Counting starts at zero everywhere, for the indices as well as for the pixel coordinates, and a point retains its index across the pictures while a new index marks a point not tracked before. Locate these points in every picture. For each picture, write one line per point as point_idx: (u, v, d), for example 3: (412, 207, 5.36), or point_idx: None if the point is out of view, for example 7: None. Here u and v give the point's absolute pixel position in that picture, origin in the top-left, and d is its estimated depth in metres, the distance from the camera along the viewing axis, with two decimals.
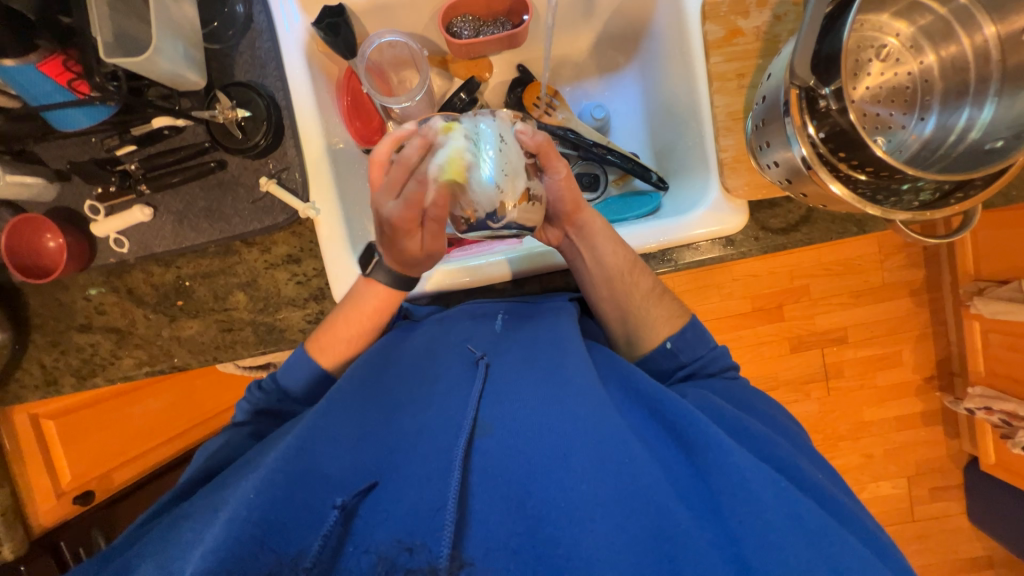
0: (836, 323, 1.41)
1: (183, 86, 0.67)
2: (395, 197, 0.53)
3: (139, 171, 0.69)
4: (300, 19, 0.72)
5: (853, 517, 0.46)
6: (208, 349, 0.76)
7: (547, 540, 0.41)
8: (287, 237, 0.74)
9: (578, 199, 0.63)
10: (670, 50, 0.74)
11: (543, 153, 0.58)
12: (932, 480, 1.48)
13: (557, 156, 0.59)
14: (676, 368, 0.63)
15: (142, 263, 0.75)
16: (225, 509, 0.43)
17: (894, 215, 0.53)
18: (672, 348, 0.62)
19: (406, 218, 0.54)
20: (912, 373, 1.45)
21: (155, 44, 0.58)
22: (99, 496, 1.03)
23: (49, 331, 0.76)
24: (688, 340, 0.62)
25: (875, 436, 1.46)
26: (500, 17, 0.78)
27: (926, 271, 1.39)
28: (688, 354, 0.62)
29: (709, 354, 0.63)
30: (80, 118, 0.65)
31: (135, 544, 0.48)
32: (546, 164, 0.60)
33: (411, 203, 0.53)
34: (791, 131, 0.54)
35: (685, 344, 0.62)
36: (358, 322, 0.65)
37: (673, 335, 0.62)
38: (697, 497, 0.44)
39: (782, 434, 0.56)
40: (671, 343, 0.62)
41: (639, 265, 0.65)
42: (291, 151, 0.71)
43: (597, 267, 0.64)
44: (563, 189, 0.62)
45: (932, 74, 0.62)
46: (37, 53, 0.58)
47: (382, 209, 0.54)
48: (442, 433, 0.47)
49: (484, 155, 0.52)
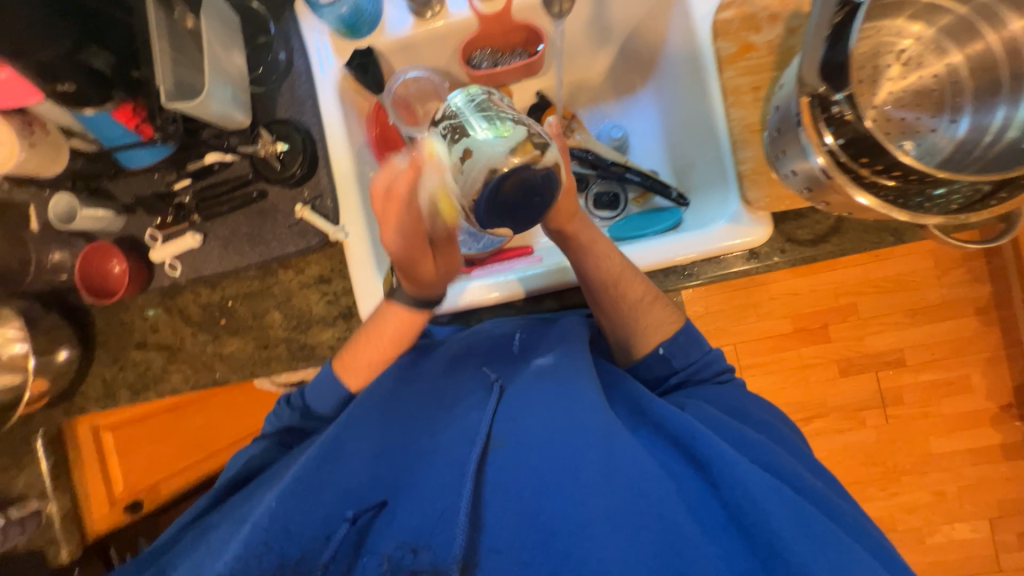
0: (892, 343, 1.31)
1: (231, 126, 0.74)
2: (393, 227, 0.54)
3: (192, 203, 0.77)
4: (334, 61, 0.79)
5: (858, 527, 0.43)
6: (246, 364, 0.81)
7: (558, 554, 0.40)
8: (320, 259, 0.79)
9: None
10: (684, 69, 0.75)
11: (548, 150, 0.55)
12: (1019, 524, 1.31)
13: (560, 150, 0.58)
14: (669, 373, 0.61)
15: (192, 285, 0.82)
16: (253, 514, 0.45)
17: (926, 220, 0.50)
18: (664, 354, 0.61)
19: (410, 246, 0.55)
20: (985, 400, 1.31)
21: (206, 89, 0.66)
22: (146, 505, 1.12)
23: (111, 347, 0.84)
24: (680, 346, 0.61)
25: (945, 471, 1.32)
26: (517, 48, 0.82)
27: (991, 288, 1.28)
28: (681, 359, 0.61)
29: (703, 358, 0.61)
30: (145, 156, 0.74)
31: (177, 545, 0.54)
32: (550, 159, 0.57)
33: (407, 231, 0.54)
34: (806, 142, 0.53)
35: (676, 350, 0.61)
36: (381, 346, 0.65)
37: (664, 341, 0.61)
38: (704, 508, 0.41)
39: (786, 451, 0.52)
40: (664, 348, 0.61)
41: (629, 273, 0.62)
42: (324, 179, 0.76)
43: (585, 281, 0.62)
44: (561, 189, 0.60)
45: (961, 74, 0.60)
46: (112, 101, 0.65)
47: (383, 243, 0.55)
48: (458, 448, 0.49)
49: (478, 127, 0.47)
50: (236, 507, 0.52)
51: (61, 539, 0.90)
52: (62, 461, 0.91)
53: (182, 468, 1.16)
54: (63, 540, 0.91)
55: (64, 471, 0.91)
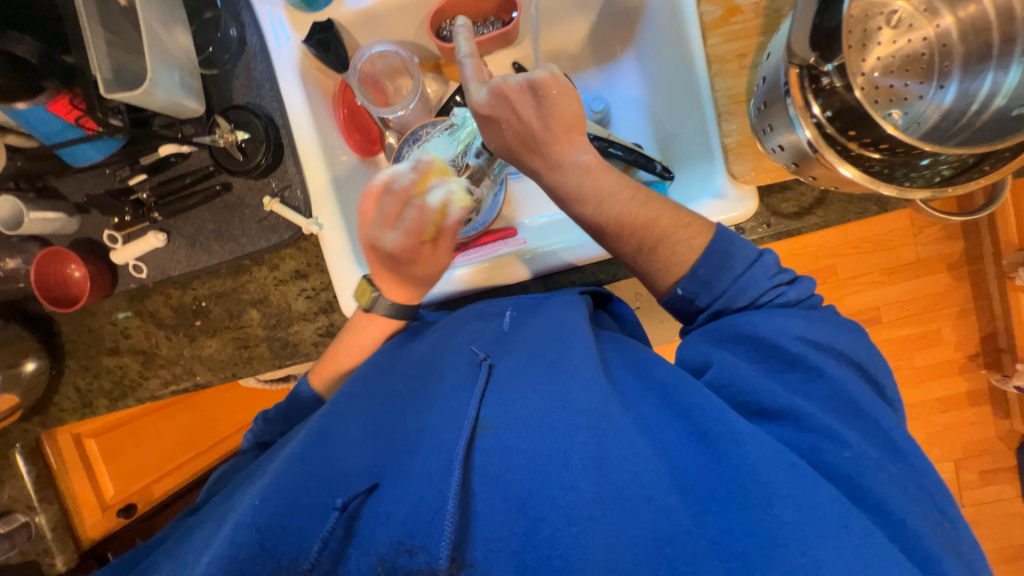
0: (868, 302, 1.34)
1: (184, 114, 0.69)
2: (394, 228, 0.61)
3: (150, 199, 0.72)
4: (291, 37, 0.72)
5: (891, 516, 0.38)
6: (227, 365, 0.78)
7: (545, 541, 0.36)
8: (294, 253, 0.76)
9: (530, 146, 0.63)
10: (665, 34, 0.71)
11: (471, 65, 0.65)
12: (980, 463, 1.41)
13: (473, 87, 0.64)
14: (696, 312, 0.56)
15: (160, 286, 0.78)
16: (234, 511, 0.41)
17: (912, 193, 0.50)
18: (684, 294, 0.55)
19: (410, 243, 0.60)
20: (954, 352, 1.37)
21: (150, 76, 0.60)
22: (140, 508, 1.11)
23: (81, 356, 0.80)
24: (701, 279, 0.54)
25: (915, 419, 1.40)
26: (490, 16, 0.77)
27: (965, 244, 1.30)
28: (706, 296, 0.55)
29: (734, 286, 0.54)
30: (92, 151, 0.68)
31: (155, 552, 0.47)
32: (471, 84, 0.65)
33: (409, 231, 0.60)
34: (793, 114, 0.51)
35: (698, 285, 0.54)
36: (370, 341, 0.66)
37: (682, 279, 0.55)
38: (703, 490, 0.38)
39: (820, 407, 0.45)
40: (682, 288, 0.55)
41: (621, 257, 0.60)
42: (292, 169, 0.72)
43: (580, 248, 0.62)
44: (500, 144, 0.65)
45: (950, 37, 0.58)
46: (46, 94, 0.59)
47: (386, 241, 0.60)
48: (444, 432, 0.44)
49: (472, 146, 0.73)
50: (217, 505, 0.47)
51: (54, 549, 0.88)
52: (44, 472, 0.87)
53: (173, 467, 1.17)
54: (57, 550, 0.89)
55: (48, 483, 0.88)
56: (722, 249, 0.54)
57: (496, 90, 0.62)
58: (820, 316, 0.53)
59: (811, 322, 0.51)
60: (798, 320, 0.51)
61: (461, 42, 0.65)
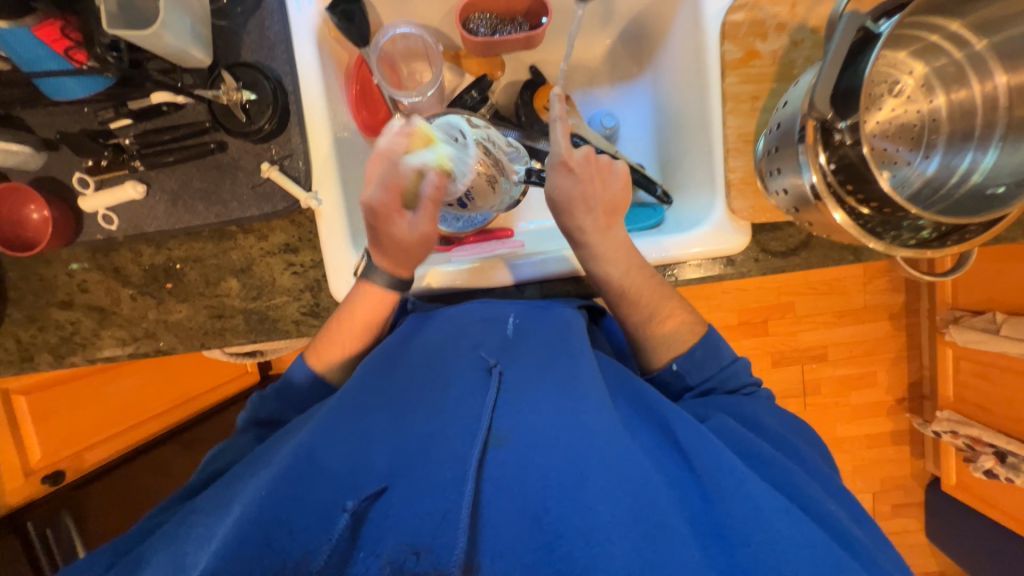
0: (819, 341, 1.44)
1: (188, 63, 0.65)
2: (378, 186, 0.59)
3: (133, 147, 0.67)
4: (313, 1, 0.69)
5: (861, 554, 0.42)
6: (196, 334, 0.74)
7: (562, 558, 0.37)
8: (285, 226, 0.73)
9: (583, 201, 0.65)
10: (685, 65, 0.74)
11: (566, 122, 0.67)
12: (894, 497, 1.54)
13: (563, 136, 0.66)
14: (684, 389, 0.62)
15: (131, 242, 0.72)
16: (237, 503, 0.40)
17: (897, 250, 0.54)
18: (678, 370, 0.61)
19: (388, 201, 0.59)
20: (886, 394, 1.49)
21: (162, 18, 0.56)
22: (69, 477, 1.00)
23: (27, 306, 0.73)
24: (696, 360, 0.60)
25: (845, 452, 1.51)
26: (518, 17, 0.77)
27: (905, 297, 1.44)
28: (696, 375, 0.61)
29: (720, 373, 0.61)
30: (75, 87, 0.61)
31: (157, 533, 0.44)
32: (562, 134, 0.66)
33: (387, 188, 0.59)
34: (804, 159, 0.54)
35: (692, 365, 0.60)
36: (367, 328, 0.63)
37: (679, 357, 0.61)
38: (709, 521, 0.41)
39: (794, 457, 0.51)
40: (678, 364, 0.61)
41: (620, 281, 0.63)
42: (296, 138, 0.68)
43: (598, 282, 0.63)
44: (562, 187, 0.65)
45: (939, 114, 0.64)
46: (32, 16, 0.54)
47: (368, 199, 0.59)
48: (456, 441, 0.44)
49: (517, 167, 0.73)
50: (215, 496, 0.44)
51: None
52: None
53: (111, 434, 1.07)
54: None
55: None
56: (716, 339, 0.61)
57: (588, 156, 0.67)
58: (789, 416, 0.59)
59: (784, 420, 0.58)
60: (775, 415, 0.58)
61: (554, 105, 0.66)
